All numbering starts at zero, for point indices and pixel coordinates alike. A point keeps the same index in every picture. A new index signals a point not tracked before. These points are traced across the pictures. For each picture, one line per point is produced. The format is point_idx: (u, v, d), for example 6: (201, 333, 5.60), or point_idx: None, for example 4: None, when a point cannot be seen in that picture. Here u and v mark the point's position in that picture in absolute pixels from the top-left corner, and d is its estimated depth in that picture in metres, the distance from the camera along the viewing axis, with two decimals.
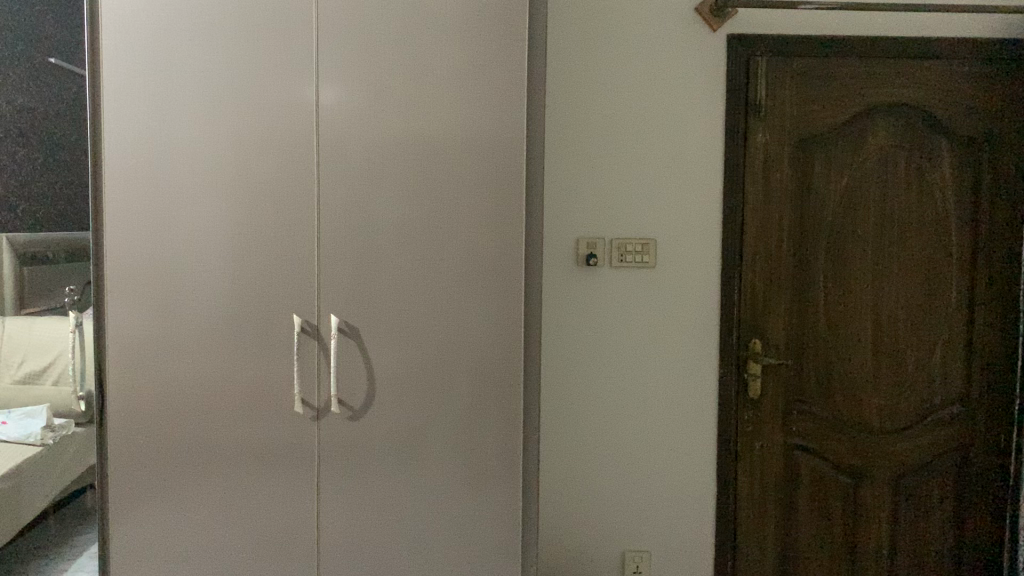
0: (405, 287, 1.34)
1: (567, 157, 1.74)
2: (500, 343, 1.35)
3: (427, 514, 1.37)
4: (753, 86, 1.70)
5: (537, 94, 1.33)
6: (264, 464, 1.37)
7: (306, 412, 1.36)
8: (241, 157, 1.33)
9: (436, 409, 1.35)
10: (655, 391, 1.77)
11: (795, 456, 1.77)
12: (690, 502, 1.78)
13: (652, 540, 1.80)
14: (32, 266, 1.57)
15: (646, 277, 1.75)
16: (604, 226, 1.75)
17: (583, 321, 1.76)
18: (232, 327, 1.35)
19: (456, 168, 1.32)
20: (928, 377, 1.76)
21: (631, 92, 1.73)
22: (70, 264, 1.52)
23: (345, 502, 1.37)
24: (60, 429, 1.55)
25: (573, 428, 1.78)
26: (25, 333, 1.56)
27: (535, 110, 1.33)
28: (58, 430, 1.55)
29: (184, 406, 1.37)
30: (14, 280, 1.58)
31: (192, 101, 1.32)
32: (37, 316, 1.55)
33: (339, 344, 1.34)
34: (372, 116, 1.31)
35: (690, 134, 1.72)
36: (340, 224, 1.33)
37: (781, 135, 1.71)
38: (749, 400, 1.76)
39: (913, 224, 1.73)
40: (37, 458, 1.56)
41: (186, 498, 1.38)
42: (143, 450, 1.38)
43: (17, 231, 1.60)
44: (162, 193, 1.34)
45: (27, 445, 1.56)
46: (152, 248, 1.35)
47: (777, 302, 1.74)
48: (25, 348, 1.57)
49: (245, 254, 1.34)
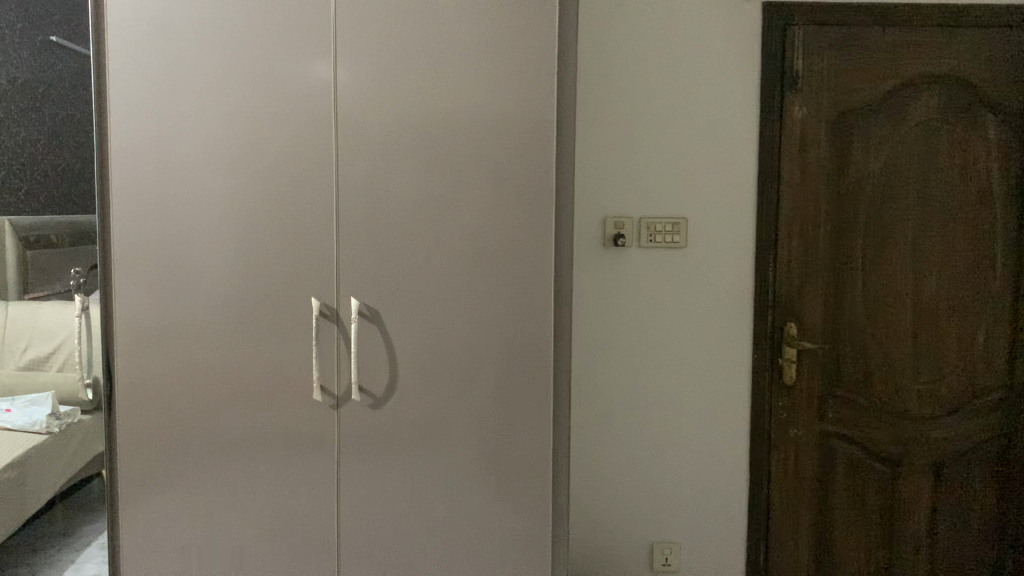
0: (430, 270, 1.27)
1: (593, 131, 1.67)
2: (530, 329, 1.28)
3: (454, 506, 1.30)
4: (790, 56, 1.63)
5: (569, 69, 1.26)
6: (281, 455, 1.31)
7: (325, 400, 1.29)
8: (256, 130, 1.25)
9: (462, 397, 1.29)
10: (686, 376, 1.71)
11: (831, 444, 1.70)
12: (720, 490, 1.72)
13: (682, 531, 1.73)
14: (36, 249, 1.50)
15: (677, 258, 1.68)
16: (633, 205, 1.68)
17: (611, 305, 1.70)
18: (248, 310, 1.28)
19: (484, 144, 1.24)
20: (970, 361, 1.68)
21: (661, 63, 1.65)
22: (72, 247, 1.45)
23: (368, 496, 1.30)
24: (64, 419, 1.48)
25: (600, 414, 1.72)
26: (29, 318, 1.49)
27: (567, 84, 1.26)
28: (63, 418, 1.48)
29: (197, 392, 1.30)
30: (16, 264, 1.50)
31: (204, 72, 1.25)
32: (43, 300, 1.48)
33: (360, 328, 1.27)
34: (394, 90, 1.24)
35: (723, 109, 1.65)
36: (361, 203, 1.26)
37: (819, 109, 1.63)
38: (784, 386, 1.68)
39: (955, 202, 1.66)
40: (44, 449, 1.49)
41: (200, 492, 1.31)
42: (155, 440, 1.31)
43: (19, 212, 1.52)
44: (174, 169, 1.27)
45: (33, 434, 1.49)
46: (163, 227, 1.28)
47: (814, 282, 1.66)
48: (28, 335, 1.49)
49: (261, 233, 1.27)
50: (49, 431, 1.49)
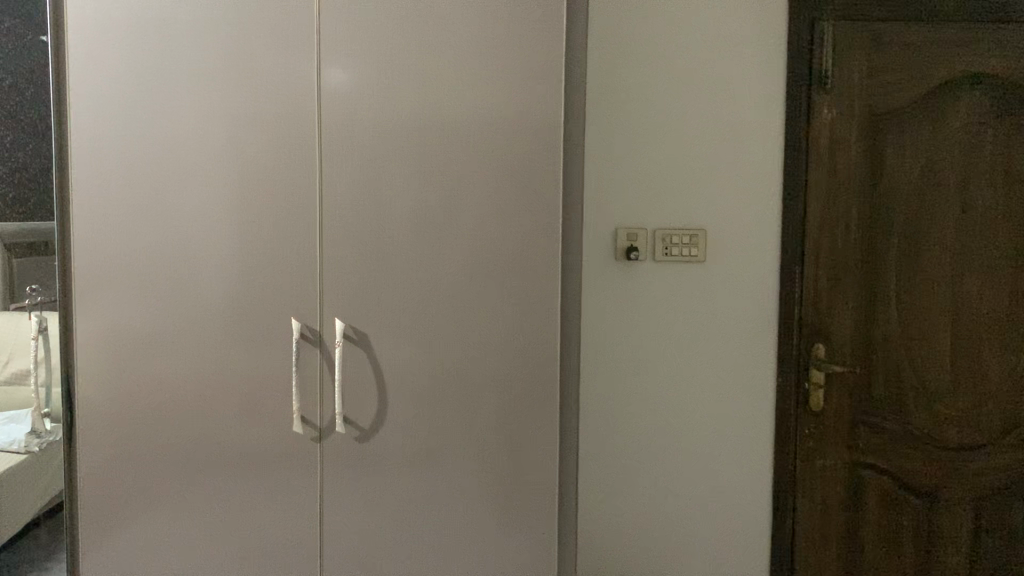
0: (423, 288, 1.14)
1: (604, 136, 1.55)
2: (535, 354, 1.16)
3: (449, 548, 1.18)
4: (819, 54, 1.50)
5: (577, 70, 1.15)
6: (258, 492, 1.18)
7: (306, 432, 1.16)
8: (232, 133, 1.13)
9: (459, 428, 1.16)
10: (704, 400, 1.59)
11: (863, 476, 1.57)
12: (740, 521, 1.60)
13: (699, 565, 1.61)
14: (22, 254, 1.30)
15: (694, 272, 1.56)
16: (647, 215, 1.56)
17: (624, 323, 1.57)
18: (221, 332, 1.15)
19: (484, 148, 1.12)
20: (1013, 386, 1.55)
21: (677, 64, 1.54)
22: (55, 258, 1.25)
23: (355, 537, 1.18)
24: (45, 437, 1.29)
25: (612, 440, 1.60)
26: (12, 331, 1.30)
27: (573, 88, 1.14)
28: (44, 436, 1.29)
29: (167, 422, 1.17)
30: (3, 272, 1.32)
31: (175, 68, 1.12)
32: (24, 313, 1.29)
33: (345, 352, 1.15)
34: (385, 91, 1.11)
35: (747, 112, 1.53)
36: (347, 214, 1.13)
37: (850, 112, 1.50)
38: (811, 412, 1.55)
39: (997, 213, 1.53)
40: (23, 469, 1.31)
41: (169, 529, 1.19)
42: (118, 472, 1.18)
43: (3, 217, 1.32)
44: (141, 174, 1.14)
45: (12, 453, 1.31)
46: (129, 239, 1.15)
47: (843, 300, 1.53)
48: (9, 348, 1.31)
49: (237, 246, 1.14)
50: (26, 450, 1.31)
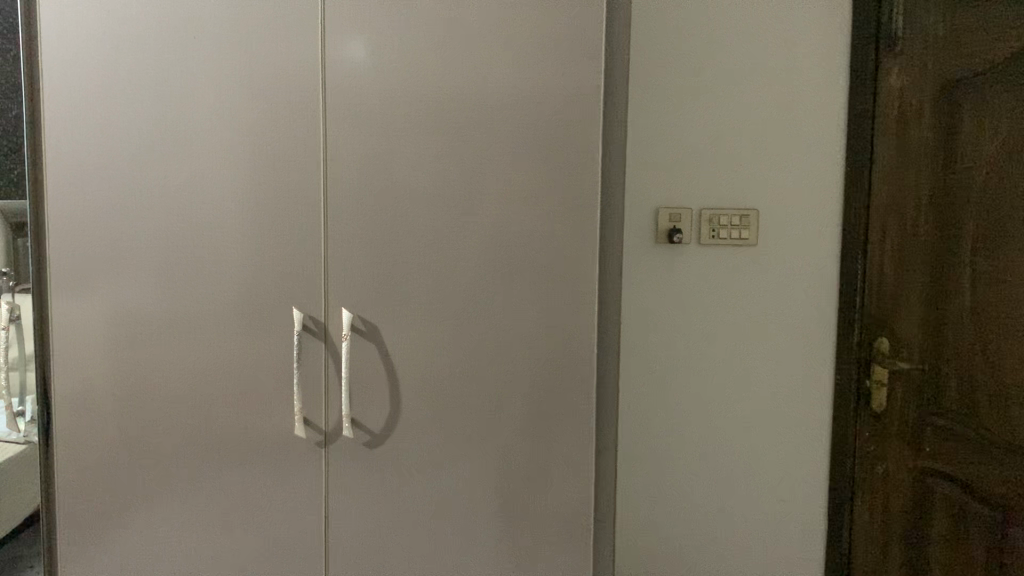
0: (440, 277, 1.00)
1: (648, 110, 1.42)
2: (569, 354, 1.01)
3: (469, 563, 1.04)
4: (888, 11, 1.34)
5: (617, 37, 1.00)
6: (256, 499, 1.05)
7: (310, 436, 1.03)
8: (224, 100, 0.99)
9: (482, 433, 1.02)
10: (755, 393, 1.48)
11: (929, 484, 1.40)
12: (793, 519, 1.50)
13: (740, 564, 1.51)
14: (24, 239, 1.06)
15: (745, 257, 1.44)
16: (693, 194, 1.43)
17: (668, 312, 1.46)
18: (213, 324, 1.02)
19: (511, 117, 0.97)
20: None
21: (728, 31, 1.40)
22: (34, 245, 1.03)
23: (363, 556, 1.05)
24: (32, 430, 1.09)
25: (652, 436, 1.49)
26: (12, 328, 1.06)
27: (614, 56, 1.00)
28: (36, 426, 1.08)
29: (155, 423, 1.04)
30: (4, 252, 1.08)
31: (160, 29, 0.98)
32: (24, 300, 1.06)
33: (354, 347, 1.01)
34: (398, 58, 0.97)
35: (806, 78, 1.40)
36: (353, 193, 0.99)
37: (922, 77, 1.33)
38: (871, 412, 1.42)
39: None
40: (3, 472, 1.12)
41: (158, 538, 1.06)
42: (101, 477, 1.05)
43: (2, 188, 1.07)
44: (120, 143, 1.00)
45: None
46: (108, 215, 1.01)
47: (911, 289, 1.38)
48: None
49: (230, 229, 1.00)
50: (29, 439, 1.09)
